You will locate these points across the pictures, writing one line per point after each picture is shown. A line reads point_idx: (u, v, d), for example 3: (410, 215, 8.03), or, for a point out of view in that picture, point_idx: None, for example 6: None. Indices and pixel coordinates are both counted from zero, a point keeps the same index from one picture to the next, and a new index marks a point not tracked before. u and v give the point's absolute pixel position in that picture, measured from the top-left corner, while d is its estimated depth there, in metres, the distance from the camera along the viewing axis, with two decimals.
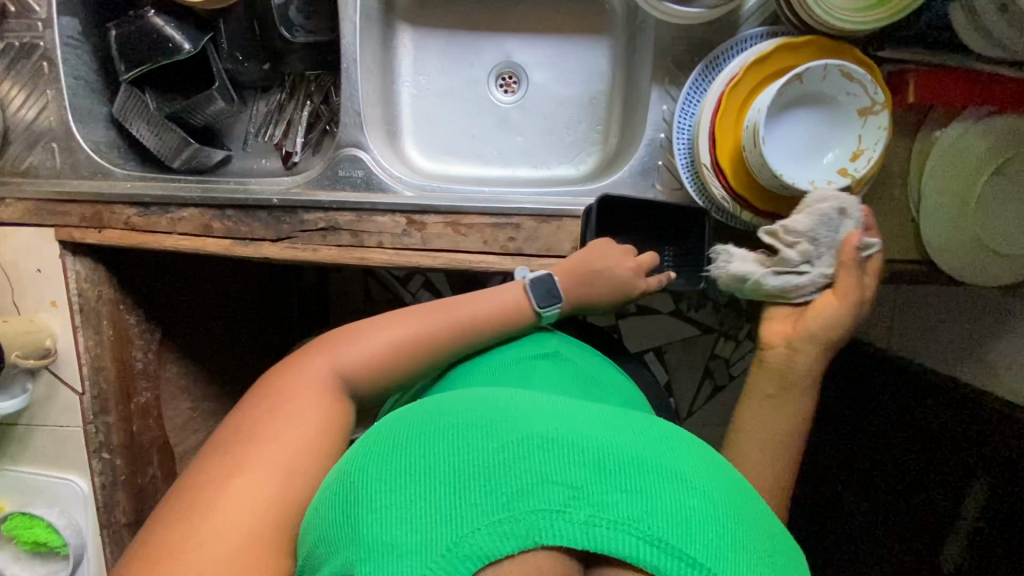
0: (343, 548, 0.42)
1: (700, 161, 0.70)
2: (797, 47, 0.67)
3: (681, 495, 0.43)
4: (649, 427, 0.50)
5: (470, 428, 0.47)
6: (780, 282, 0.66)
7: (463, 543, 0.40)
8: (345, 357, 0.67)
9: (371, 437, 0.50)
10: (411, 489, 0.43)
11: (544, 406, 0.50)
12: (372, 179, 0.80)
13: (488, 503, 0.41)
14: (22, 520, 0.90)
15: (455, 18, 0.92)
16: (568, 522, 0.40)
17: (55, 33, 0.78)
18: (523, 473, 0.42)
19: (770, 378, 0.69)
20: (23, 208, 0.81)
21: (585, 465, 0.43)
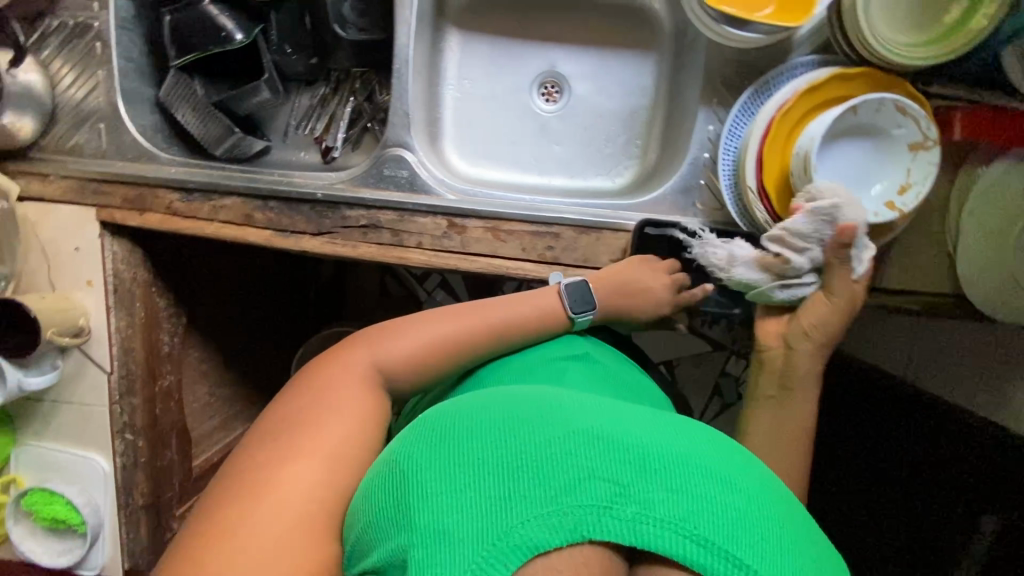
0: (393, 534, 0.44)
1: (746, 184, 0.71)
2: (850, 77, 0.68)
3: (726, 497, 0.43)
4: (688, 426, 0.51)
5: (517, 420, 0.47)
6: (785, 291, 0.68)
7: (513, 534, 0.41)
8: (385, 354, 0.67)
9: (417, 426, 0.51)
10: (461, 478, 0.44)
11: (584, 401, 0.51)
12: (416, 180, 0.80)
13: (537, 495, 0.42)
14: (42, 497, 0.89)
15: (503, 26, 0.93)
16: (615, 518, 0.41)
17: (111, 15, 0.79)
18: (570, 468, 0.43)
19: (770, 378, 0.70)
20: (65, 186, 0.81)
21: (631, 463, 0.44)
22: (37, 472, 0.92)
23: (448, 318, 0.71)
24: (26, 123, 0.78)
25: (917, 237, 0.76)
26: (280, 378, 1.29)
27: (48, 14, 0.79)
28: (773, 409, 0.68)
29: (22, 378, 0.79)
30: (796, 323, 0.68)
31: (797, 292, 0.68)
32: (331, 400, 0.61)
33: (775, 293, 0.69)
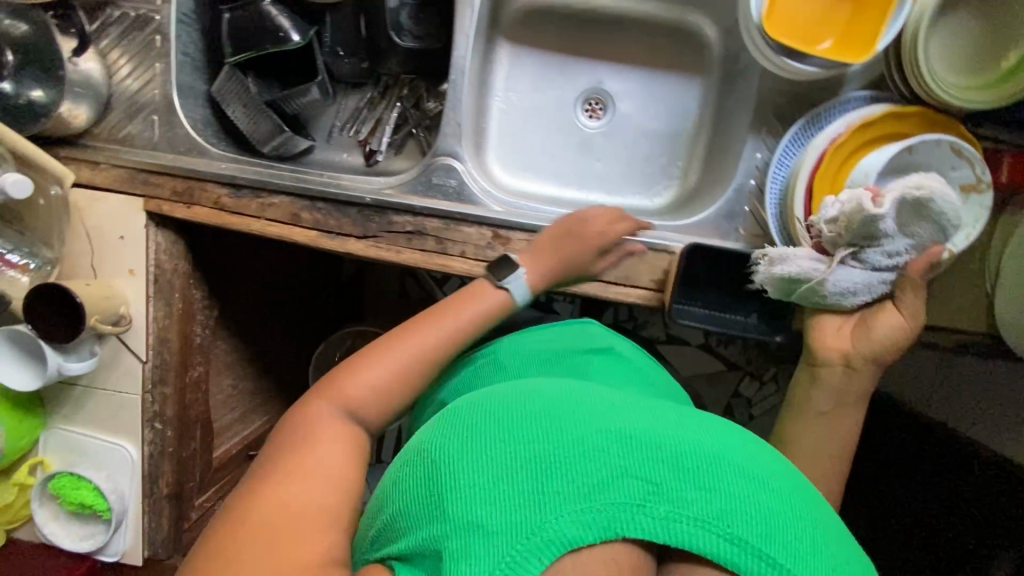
0: (426, 523, 0.45)
1: (795, 215, 0.72)
2: (904, 115, 0.69)
3: (756, 497, 0.46)
4: (714, 424, 0.52)
5: (549, 416, 0.49)
6: (835, 283, 0.67)
7: (550, 528, 0.43)
8: (353, 389, 0.65)
9: (447, 418, 0.53)
10: (497, 471, 0.45)
11: (613, 400, 0.53)
12: (465, 190, 0.81)
13: (572, 491, 0.44)
14: (69, 481, 0.89)
15: (554, 42, 0.94)
16: (647, 516, 0.44)
17: (173, 9, 0.80)
18: (603, 467, 0.45)
19: (825, 394, 0.71)
20: (115, 175, 0.82)
21: (663, 463, 0.46)
22: (64, 456, 0.92)
23: (417, 332, 0.70)
24: (81, 111, 0.79)
25: (957, 274, 0.77)
26: (299, 373, 1.29)
27: (110, 4, 0.80)
28: (807, 436, 0.71)
29: (62, 362, 0.79)
30: (866, 344, 0.68)
31: (847, 288, 0.67)
32: (302, 445, 0.59)
33: (824, 286, 0.67)
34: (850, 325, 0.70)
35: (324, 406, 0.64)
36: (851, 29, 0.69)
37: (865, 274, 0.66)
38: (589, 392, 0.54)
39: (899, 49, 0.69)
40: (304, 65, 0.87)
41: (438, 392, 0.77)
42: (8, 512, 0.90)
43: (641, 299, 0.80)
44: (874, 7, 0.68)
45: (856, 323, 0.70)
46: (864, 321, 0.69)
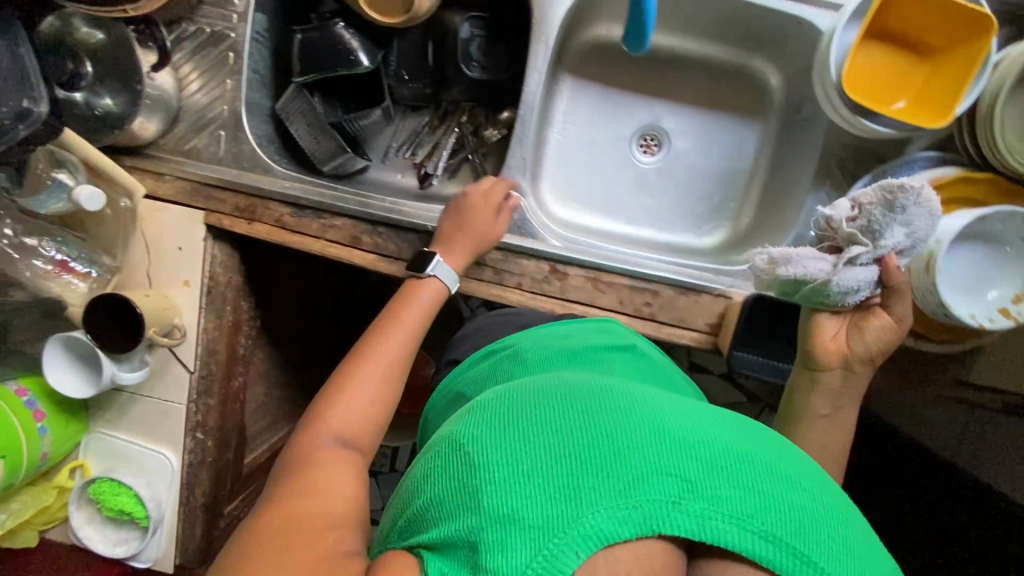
0: (453, 514, 0.42)
1: None
2: (974, 181, 0.70)
3: (792, 495, 0.42)
4: (743, 421, 0.48)
5: (578, 408, 0.45)
6: (840, 281, 0.62)
7: (584, 523, 0.39)
8: (337, 412, 0.63)
9: (474, 410, 0.49)
10: (527, 465, 0.41)
11: (645, 392, 0.48)
12: (525, 223, 0.82)
13: (606, 486, 0.40)
14: (108, 487, 0.89)
15: (614, 77, 0.95)
16: (684, 513, 0.39)
17: (249, 28, 0.80)
18: (638, 461, 0.41)
19: (824, 398, 0.67)
20: (178, 188, 0.83)
21: (700, 458, 0.42)
22: (104, 460, 0.92)
23: (388, 336, 0.70)
24: (152, 124, 0.79)
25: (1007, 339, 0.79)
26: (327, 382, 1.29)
27: (186, 19, 0.80)
28: None
29: (116, 370, 0.79)
30: (864, 345, 0.65)
31: (851, 281, 0.61)
32: (295, 478, 0.56)
33: (831, 283, 0.62)
34: (845, 328, 0.67)
35: (312, 435, 0.61)
36: (923, 94, 0.70)
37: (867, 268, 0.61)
38: (618, 384, 0.49)
39: (974, 115, 0.70)
40: (369, 88, 0.88)
41: (460, 380, 0.70)
42: (44, 514, 0.90)
43: (694, 341, 0.80)
44: (949, 73, 0.68)
45: (851, 326, 0.67)
46: (858, 322, 0.66)
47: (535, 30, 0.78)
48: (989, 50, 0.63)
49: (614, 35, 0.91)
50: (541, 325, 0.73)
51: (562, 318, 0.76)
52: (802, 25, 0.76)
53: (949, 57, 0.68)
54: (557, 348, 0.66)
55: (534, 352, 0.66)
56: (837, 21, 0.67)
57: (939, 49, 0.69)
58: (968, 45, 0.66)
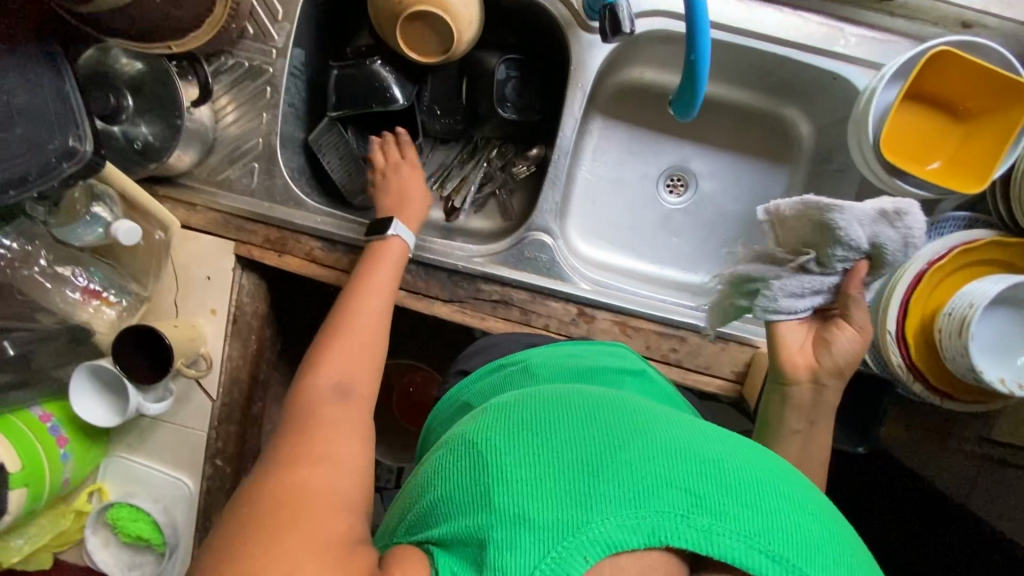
0: (461, 512, 0.42)
1: (886, 327, 0.73)
2: (1005, 245, 0.70)
3: (798, 519, 0.41)
4: (755, 445, 0.48)
5: (591, 418, 0.45)
6: (786, 285, 0.67)
7: (593, 528, 0.39)
8: (329, 366, 0.64)
9: (485, 414, 0.50)
10: (539, 469, 0.42)
11: (657, 410, 0.49)
12: (556, 265, 0.82)
13: (616, 494, 0.40)
14: (126, 513, 0.88)
15: (644, 118, 0.95)
16: (691, 526, 0.39)
17: (287, 63, 0.81)
18: (648, 473, 0.41)
19: (798, 414, 0.67)
20: (210, 218, 0.83)
21: (708, 475, 0.42)
22: (123, 484, 0.92)
23: (374, 288, 0.72)
24: (188, 156, 0.80)
25: None
26: None
27: (224, 52, 0.81)
28: None
29: (142, 402, 0.78)
30: (830, 358, 0.66)
31: (799, 287, 0.67)
32: (297, 433, 0.56)
33: (776, 286, 0.67)
34: (812, 341, 0.68)
35: (309, 390, 0.62)
36: (958, 156, 0.71)
37: (819, 275, 0.66)
38: (631, 399, 0.50)
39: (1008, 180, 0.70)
40: (402, 123, 0.89)
41: (466, 391, 0.69)
42: (60, 538, 0.89)
43: (719, 389, 0.80)
44: (986, 136, 0.68)
45: (818, 339, 0.68)
46: (822, 334, 0.68)
47: (572, 77, 0.79)
48: None
49: (646, 77, 0.92)
50: (549, 345, 0.73)
51: (573, 341, 0.75)
52: (837, 81, 0.76)
53: (986, 121, 0.69)
54: (567, 366, 0.65)
55: (544, 369, 0.65)
56: (878, 80, 0.68)
57: (975, 112, 0.70)
58: (1006, 112, 0.66)
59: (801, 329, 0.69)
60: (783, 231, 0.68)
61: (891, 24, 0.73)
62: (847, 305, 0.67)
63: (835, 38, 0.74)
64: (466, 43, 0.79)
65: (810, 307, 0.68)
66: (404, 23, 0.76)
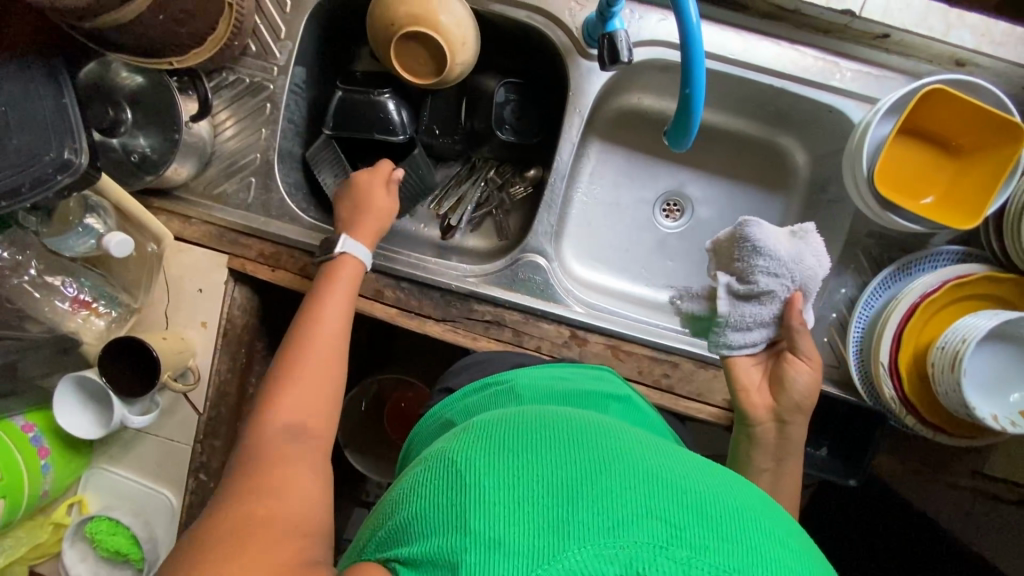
0: (434, 532, 0.41)
1: (879, 359, 0.72)
2: (998, 280, 0.70)
3: (781, 559, 0.40)
4: (738, 479, 0.47)
5: (573, 443, 0.45)
6: (732, 310, 0.72)
7: (567, 557, 0.37)
8: (286, 394, 0.63)
9: (468, 432, 0.49)
10: (518, 492, 0.41)
11: (641, 438, 0.48)
12: (550, 288, 0.82)
13: (592, 522, 0.39)
14: (106, 526, 0.86)
15: (642, 144, 0.96)
16: (669, 559, 0.37)
17: (288, 81, 0.82)
18: (627, 502, 0.40)
19: (765, 452, 0.71)
20: (204, 231, 0.83)
21: (690, 506, 0.40)
22: (103, 496, 0.90)
23: (335, 303, 0.71)
24: (185, 169, 0.80)
25: None
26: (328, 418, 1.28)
27: (226, 68, 0.82)
28: None
29: (126, 413, 0.77)
30: (788, 397, 0.71)
31: (741, 320, 0.72)
32: (247, 479, 0.55)
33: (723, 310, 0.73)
34: (769, 377, 0.73)
35: (264, 423, 0.60)
36: (951, 191, 0.71)
37: (758, 308, 0.71)
38: (615, 426, 0.49)
39: (1002, 217, 0.71)
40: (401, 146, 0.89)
41: (451, 409, 0.67)
42: (37, 550, 0.87)
43: (711, 417, 0.79)
44: (978, 174, 0.69)
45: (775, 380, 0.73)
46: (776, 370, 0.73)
47: (571, 102, 0.80)
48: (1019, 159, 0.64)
49: (644, 104, 0.93)
50: (539, 367, 0.71)
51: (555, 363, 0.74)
52: (833, 114, 0.77)
53: (979, 158, 0.69)
54: (553, 391, 0.64)
55: (529, 390, 0.64)
56: (873, 114, 0.69)
57: (968, 149, 0.70)
58: (999, 150, 0.67)
59: (757, 368, 0.75)
60: (724, 261, 0.74)
61: (886, 60, 0.74)
62: (794, 338, 0.72)
63: (830, 73, 0.75)
64: (461, 66, 0.79)
65: (757, 336, 0.73)
66: (398, 42, 0.77)
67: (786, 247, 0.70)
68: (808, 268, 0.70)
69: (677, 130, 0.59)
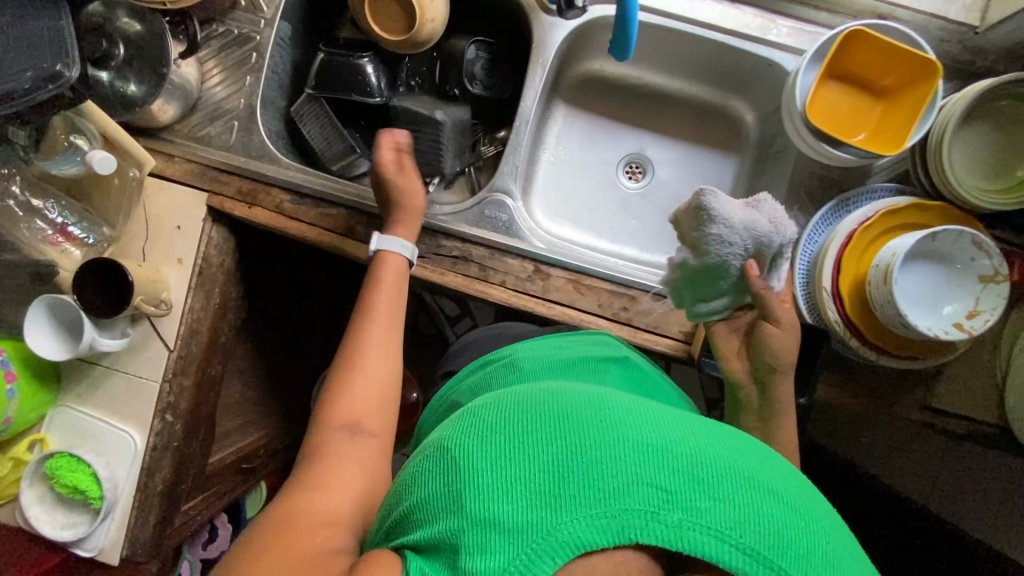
0: (440, 518, 0.46)
1: (821, 284, 0.77)
2: (926, 208, 0.75)
3: (772, 512, 0.44)
4: (728, 432, 0.51)
5: (566, 418, 0.48)
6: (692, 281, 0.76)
7: (564, 531, 0.43)
8: (342, 387, 0.72)
9: (464, 416, 0.53)
10: (513, 471, 0.45)
11: (635, 404, 0.51)
12: (513, 225, 0.86)
13: (586, 496, 0.43)
14: (66, 462, 0.85)
15: (604, 108, 1.02)
16: (662, 524, 0.42)
17: (274, 33, 0.88)
18: (618, 474, 0.44)
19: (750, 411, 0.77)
20: (186, 169, 0.87)
21: (681, 470, 0.45)
22: (66, 435, 0.89)
23: (380, 303, 0.77)
24: (170, 109, 0.85)
25: (969, 364, 0.81)
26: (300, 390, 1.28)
27: (216, 20, 0.88)
28: None
29: (97, 337, 0.79)
30: (764, 346, 0.74)
31: (701, 290, 0.76)
32: (304, 467, 0.65)
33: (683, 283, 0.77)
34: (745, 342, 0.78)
35: (323, 413, 0.70)
36: (879, 129, 0.78)
37: (716, 278, 0.75)
38: (610, 395, 0.52)
39: (926, 149, 0.75)
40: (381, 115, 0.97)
41: (455, 391, 0.76)
42: None
43: (668, 348, 0.82)
44: (901, 111, 0.76)
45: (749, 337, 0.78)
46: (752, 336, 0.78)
47: (534, 53, 0.87)
48: (937, 89, 0.71)
49: (606, 70, 1.00)
50: (539, 340, 0.79)
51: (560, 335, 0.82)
52: (773, 67, 0.84)
53: (902, 95, 0.76)
54: (552, 361, 0.72)
55: (529, 362, 0.73)
56: (800, 61, 0.76)
57: (892, 89, 0.78)
58: (919, 84, 0.74)
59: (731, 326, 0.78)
60: (683, 229, 0.77)
61: (816, 16, 0.82)
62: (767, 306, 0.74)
63: (768, 28, 0.83)
64: (431, 22, 0.87)
65: (720, 307, 0.76)
66: None
67: (742, 215, 0.72)
68: (765, 233, 0.72)
69: (619, 45, 0.68)
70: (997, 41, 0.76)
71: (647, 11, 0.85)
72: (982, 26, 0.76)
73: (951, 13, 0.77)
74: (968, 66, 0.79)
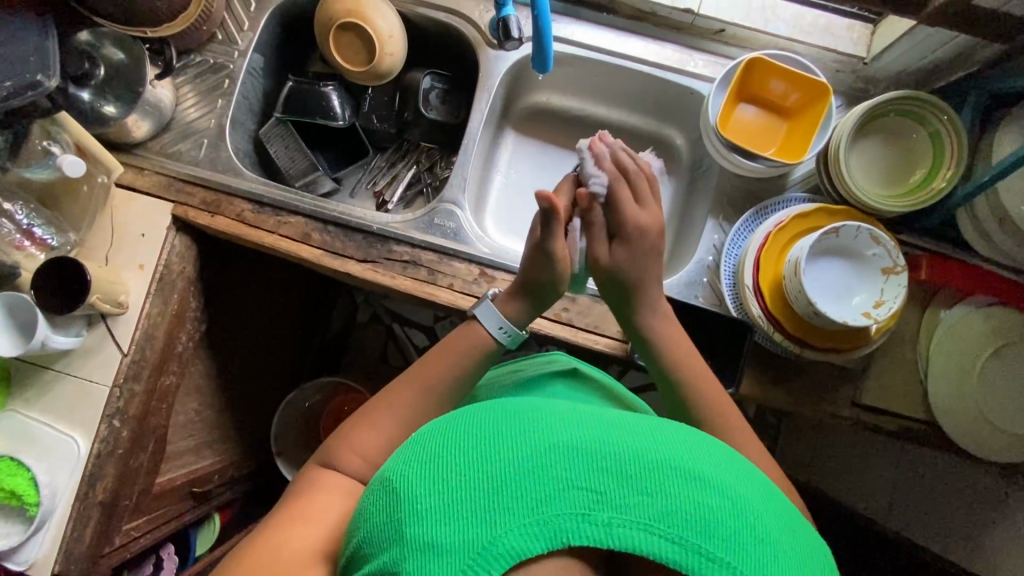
0: (382, 549, 0.45)
1: (744, 281, 0.82)
2: (834, 211, 0.81)
3: (699, 497, 0.44)
4: (658, 424, 0.50)
5: (497, 433, 0.47)
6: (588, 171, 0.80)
7: (499, 544, 0.42)
8: (369, 417, 0.71)
9: (404, 443, 0.52)
10: (447, 494, 0.44)
11: (569, 409, 0.50)
12: (461, 232, 0.92)
13: (518, 507, 0.43)
14: (6, 466, 0.84)
15: (552, 135, 1.11)
16: (591, 524, 0.42)
17: (246, 63, 0.98)
18: (548, 481, 0.43)
19: None
20: (154, 181, 0.92)
21: (609, 470, 0.44)
22: (8, 441, 0.89)
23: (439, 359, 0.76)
24: (144, 125, 0.91)
25: (894, 361, 0.84)
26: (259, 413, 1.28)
27: (194, 51, 0.97)
28: None
29: (49, 334, 0.82)
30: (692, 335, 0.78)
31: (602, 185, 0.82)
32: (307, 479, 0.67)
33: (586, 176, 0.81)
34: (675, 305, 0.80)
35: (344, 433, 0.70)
36: (787, 146, 0.88)
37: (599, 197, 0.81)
38: (544, 403, 0.51)
39: (826, 159, 0.83)
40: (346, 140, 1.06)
41: None
42: None
43: (606, 346, 0.86)
44: (805, 129, 0.86)
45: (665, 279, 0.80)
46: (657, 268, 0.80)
47: (481, 82, 0.97)
48: (829, 105, 0.82)
49: (553, 102, 1.09)
50: (501, 372, 0.88)
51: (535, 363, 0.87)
52: (694, 94, 0.95)
53: (805, 114, 0.86)
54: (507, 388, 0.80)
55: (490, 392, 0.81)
56: (710, 87, 0.85)
57: (796, 108, 0.88)
58: (817, 103, 0.84)
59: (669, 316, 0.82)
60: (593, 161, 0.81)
61: (726, 50, 0.94)
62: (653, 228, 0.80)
63: (686, 61, 0.94)
64: (391, 55, 0.97)
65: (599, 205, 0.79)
66: (336, 33, 0.95)
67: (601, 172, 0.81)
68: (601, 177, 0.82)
69: (540, 58, 0.76)
70: (883, 70, 0.88)
71: (580, 46, 0.96)
72: (869, 56, 0.88)
73: (841, 47, 0.90)
74: (862, 92, 0.90)
